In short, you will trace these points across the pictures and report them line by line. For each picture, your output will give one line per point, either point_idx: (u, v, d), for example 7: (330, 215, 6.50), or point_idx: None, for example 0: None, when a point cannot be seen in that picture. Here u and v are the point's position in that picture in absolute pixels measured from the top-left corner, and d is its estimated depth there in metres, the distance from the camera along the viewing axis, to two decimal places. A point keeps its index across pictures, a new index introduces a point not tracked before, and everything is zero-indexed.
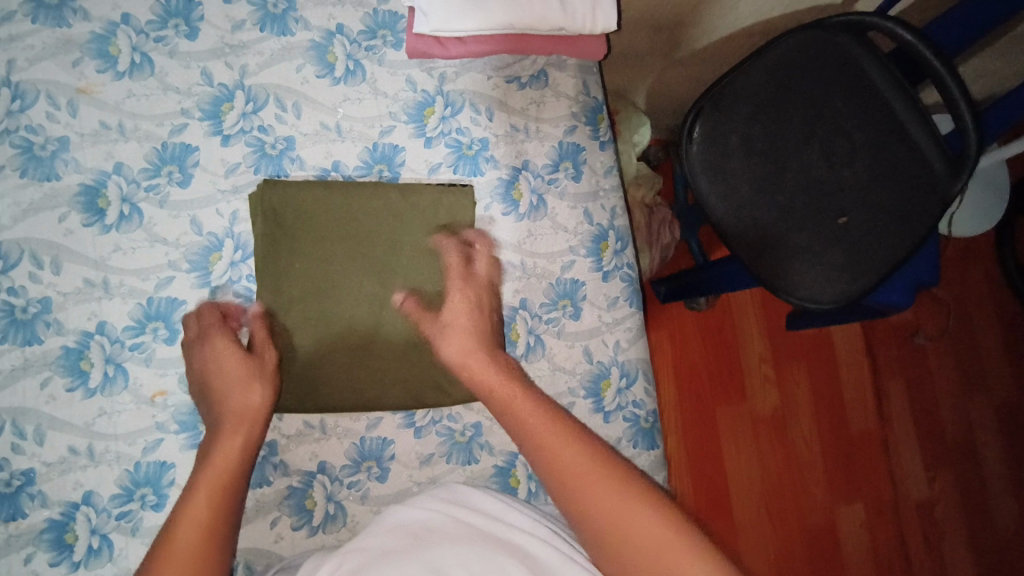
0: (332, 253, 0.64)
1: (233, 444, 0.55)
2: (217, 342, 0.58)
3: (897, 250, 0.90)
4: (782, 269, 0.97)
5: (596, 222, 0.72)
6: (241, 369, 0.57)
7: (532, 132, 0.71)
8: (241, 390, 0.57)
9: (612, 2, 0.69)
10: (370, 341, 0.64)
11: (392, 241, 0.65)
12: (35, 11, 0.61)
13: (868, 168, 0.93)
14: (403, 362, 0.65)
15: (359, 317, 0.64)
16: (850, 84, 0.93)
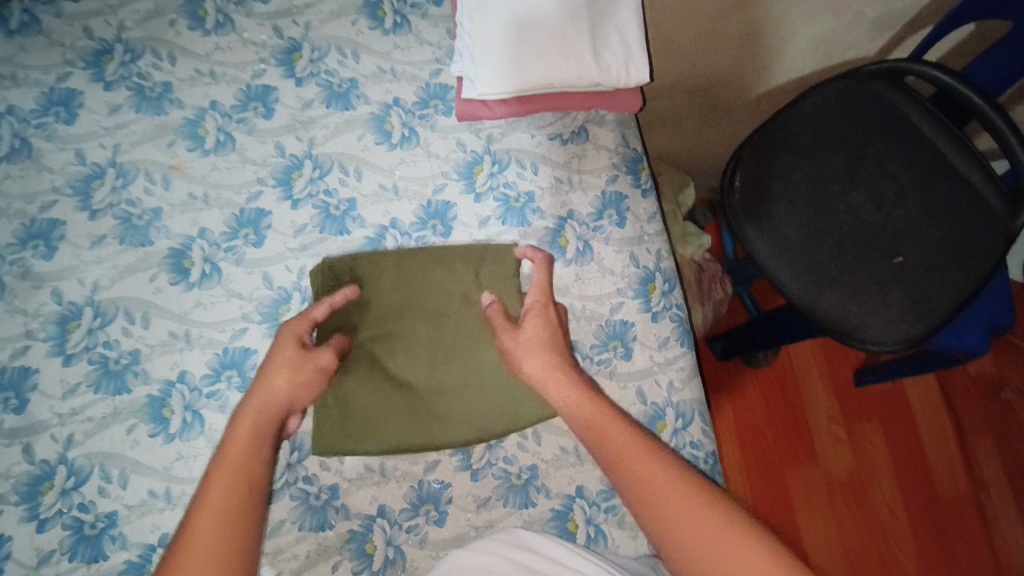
0: (388, 304, 0.69)
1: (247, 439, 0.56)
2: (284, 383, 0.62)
3: (962, 288, 0.88)
4: (839, 312, 0.95)
5: (643, 265, 0.74)
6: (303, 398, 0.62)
7: (575, 183, 0.75)
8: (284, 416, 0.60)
9: (645, 56, 0.73)
10: (423, 384, 0.68)
11: (446, 290, 0.70)
12: (139, 103, 0.70)
13: (919, 207, 0.93)
14: (457, 402, 0.68)
15: (413, 361, 0.68)
16: (890, 127, 0.95)
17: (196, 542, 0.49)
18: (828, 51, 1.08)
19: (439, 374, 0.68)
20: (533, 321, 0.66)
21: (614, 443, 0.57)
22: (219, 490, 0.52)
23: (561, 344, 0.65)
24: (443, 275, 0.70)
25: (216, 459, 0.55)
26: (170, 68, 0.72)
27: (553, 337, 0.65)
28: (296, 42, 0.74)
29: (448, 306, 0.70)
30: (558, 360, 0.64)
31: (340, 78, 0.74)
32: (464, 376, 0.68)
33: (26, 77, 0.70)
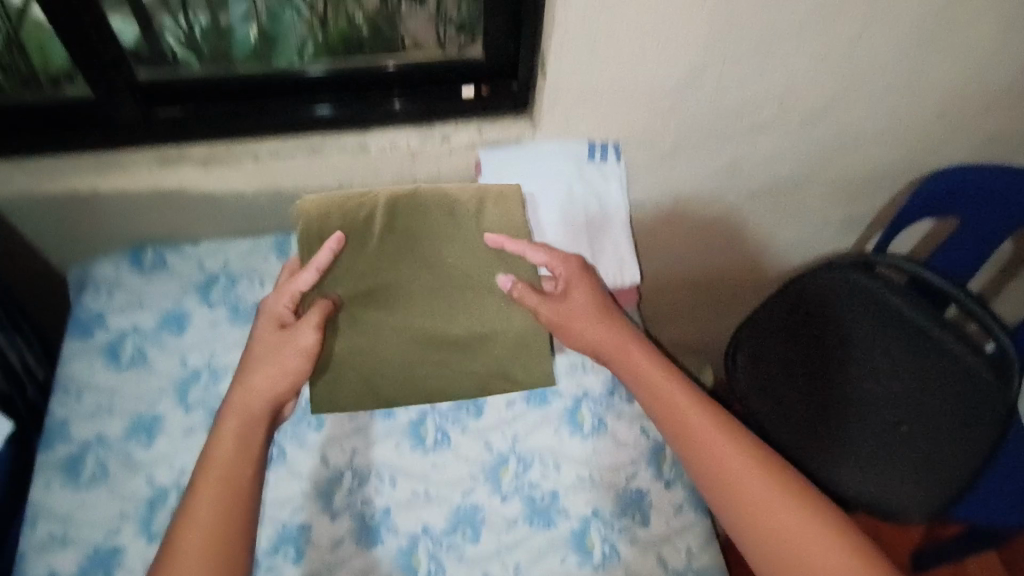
0: (380, 269, 0.79)
1: (228, 441, 0.65)
2: (284, 353, 0.72)
3: (969, 455, 0.95)
4: (861, 482, 0.99)
5: (653, 436, 0.81)
6: (289, 358, 0.72)
7: (588, 366, 0.84)
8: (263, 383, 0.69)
9: (635, 262, 0.95)
10: (410, 354, 0.81)
11: (445, 257, 0.81)
12: (233, 317, 0.88)
13: (913, 379, 1.02)
14: (443, 370, 0.81)
15: (401, 331, 0.81)
16: (873, 309, 1.06)
17: (185, 541, 0.58)
18: (809, 246, 1.24)
19: (439, 346, 0.81)
20: (575, 283, 0.79)
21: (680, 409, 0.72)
22: (204, 505, 0.61)
23: (601, 302, 0.79)
24: (441, 241, 0.80)
25: (200, 473, 0.63)
26: (260, 289, 0.91)
27: (602, 299, 0.79)
28: None
29: (452, 272, 0.81)
30: (608, 321, 0.78)
31: None
32: (459, 346, 0.81)
33: (149, 302, 0.89)
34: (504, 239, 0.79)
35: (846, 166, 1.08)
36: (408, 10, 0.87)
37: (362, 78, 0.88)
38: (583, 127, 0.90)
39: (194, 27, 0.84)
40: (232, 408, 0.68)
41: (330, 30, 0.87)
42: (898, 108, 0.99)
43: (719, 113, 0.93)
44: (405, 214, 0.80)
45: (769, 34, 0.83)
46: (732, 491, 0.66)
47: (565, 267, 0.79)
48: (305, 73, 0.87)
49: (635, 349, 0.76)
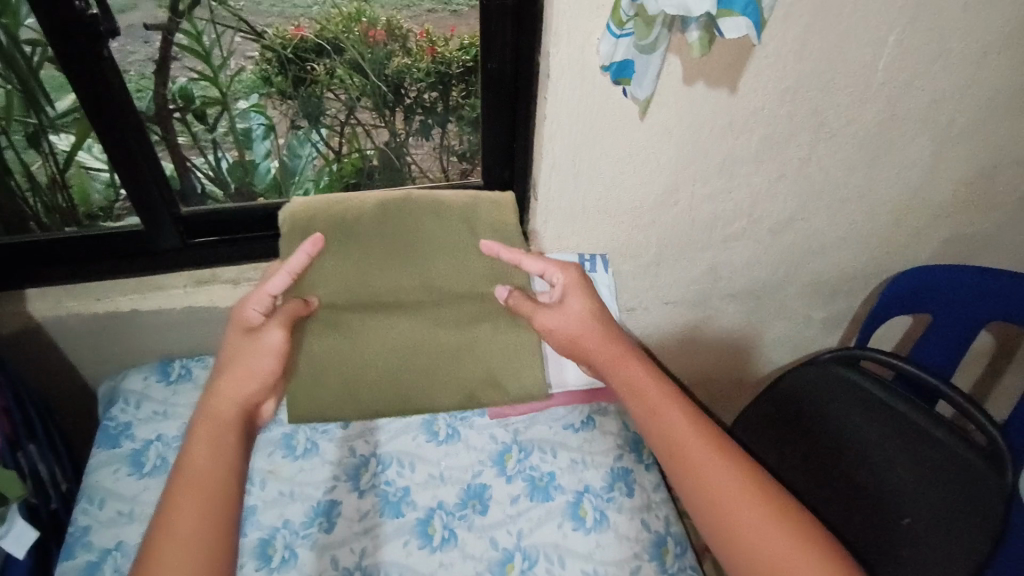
0: (369, 270, 0.83)
1: (199, 454, 0.63)
2: (258, 349, 0.73)
3: (972, 544, 0.93)
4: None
5: (654, 529, 0.83)
6: (261, 353, 0.73)
7: (587, 461, 0.90)
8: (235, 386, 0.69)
9: None
10: (395, 358, 0.87)
11: (435, 264, 0.85)
12: None
13: (909, 470, 1.03)
14: (428, 373, 0.89)
15: (388, 335, 0.86)
16: (860, 403, 1.11)
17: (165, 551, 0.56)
18: (795, 343, 1.32)
19: (423, 351, 0.88)
20: (573, 290, 0.82)
21: (679, 433, 0.70)
22: (178, 516, 0.58)
23: (596, 303, 0.82)
24: (428, 243, 0.84)
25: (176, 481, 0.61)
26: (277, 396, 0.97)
27: (599, 307, 0.82)
28: None
29: (439, 278, 0.86)
30: (603, 327, 0.80)
31: None
32: (444, 350, 0.88)
33: (174, 411, 0.95)
34: (496, 247, 0.82)
35: (816, 269, 1.18)
36: (414, 143, 1.02)
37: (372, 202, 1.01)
38: (573, 241, 1.01)
39: (221, 162, 0.98)
40: (207, 414, 0.67)
41: (344, 160, 1.02)
42: (856, 218, 1.10)
43: (695, 226, 1.04)
44: (393, 218, 0.82)
45: (729, 159, 0.96)
46: (731, 518, 0.64)
47: (559, 272, 0.83)
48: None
49: (629, 361, 0.78)
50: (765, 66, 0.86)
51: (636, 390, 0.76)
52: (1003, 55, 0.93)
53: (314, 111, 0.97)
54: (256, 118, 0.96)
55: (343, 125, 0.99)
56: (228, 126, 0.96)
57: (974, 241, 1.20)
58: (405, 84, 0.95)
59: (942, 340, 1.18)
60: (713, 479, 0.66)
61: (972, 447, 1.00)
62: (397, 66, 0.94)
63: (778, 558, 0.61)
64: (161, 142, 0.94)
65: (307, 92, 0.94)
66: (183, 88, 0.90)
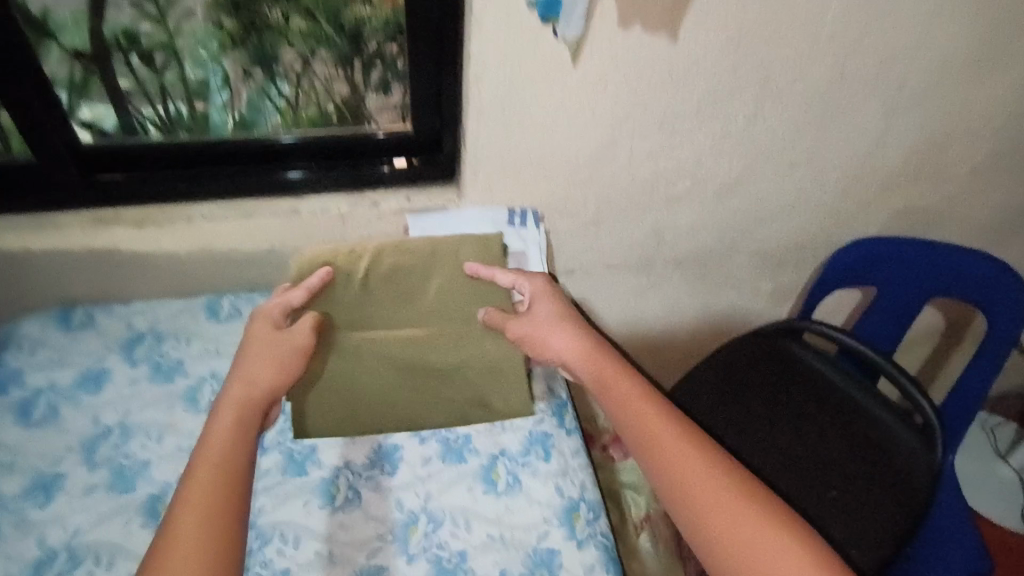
0: (368, 302, 0.87)
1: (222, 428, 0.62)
2: (284, 340, 0.77)
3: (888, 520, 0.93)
4: None
5: (567, 494, 0.79)
6: (288, 347, 0.76)
7: (506, 425, 0.86)
8: (274, 372, 0.73)
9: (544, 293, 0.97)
10: (391, 378, 0.86)
11: (423, 287, 0.89)
12: (154, 375, 0.88)
13: (840, 445, 1.02)
14: (420, 393, 0.86)
15: (381, 358, 0.86)
16: (801, 377, 1.10)
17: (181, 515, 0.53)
18: (740, 317, 1.29)
19: (420, 372, 0.87)
20: (540, 297, 0.87)
21: (645, 420, 0.68)
22: (196, 482, 0.56)
23: (565, 309, 0.85)
24: (422, 278, 0.89)
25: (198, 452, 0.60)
26: (185, 348, 0.92)
27: (571, 320, 0.83)
28: None
29: (431, 304, 0.88)
30: (581, 338, 0.81)
31: None
32: (438, 372, 0.87)
33: (71, 361, 0.89)
34: (480, 268, 0.89)
35: (761, 238, 1.16)
36: (371, 99, 0.95)
37: (329, 148, 0.94)
38: (505, 194, 0.96)
39: (170, 111, 0.92)
40: (230, 399, 0.67)
41: (300, 116, 0.95)
42: (804, 183, 1.08)
43: (635, 184, 1.00)
44: (389, 257, 0.89)
45: (669, 114, 0.92)
46: (690, 493, 0.60)
47: (533, 284, 0.88)
48: (280, 139, 0.93)
49: (620, 375, 0.74)
50: (704, 11, 0.82)
51: (625, 401, 0.71)
52: (952, 18, 0.92)
53: (267, 59, 0.91)
54: (212, 68, 0.91)
55: (299, 76, 0.93)
56: (180, 75, 0.90)
57: (923, 216, 1.18)
58: (364, 35, 0.90)
59: (885, 314, 1.18)
60: (675, 457, 0.64)
61: (916, 434, 0.97)
62: (354, 15, 0.88)
63: (775, 569, 0.54)
64: (100, 85, 0.88)
65: (260, 38, 0.89)
66: (127, 28, 0.86)
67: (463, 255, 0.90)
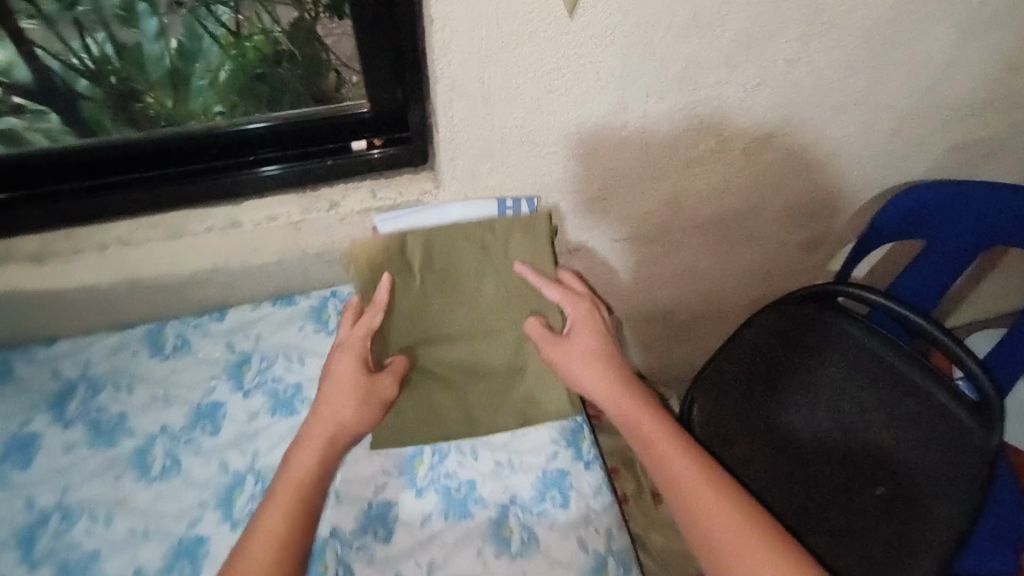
0: (427, 308, 0.78)
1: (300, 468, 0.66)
2: (360, 385, 0.71)
3: (953, 514, 0.84)
4: (826, 558, 0.89)
5: (591, 549, 0.70)
6: (361, 391, 0.71)
7: (515, 464, 0.76)
8: (351, 413, 0.70)
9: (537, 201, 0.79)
10: (451, 388, 0.79)
11: (481, 289, 0.79)
12: (93, 438, 0.74)
13: (885, 427, 0.92)
14: (481, 397, 0.79)
15: (433, 365, 0.79)
16: (839, 351, 0.96)
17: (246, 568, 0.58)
18: (763, 270, 1.15)
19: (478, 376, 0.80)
20: (581, 326, 0.78)
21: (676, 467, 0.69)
22: (266, 531, 0.61)
23: (606, 342, 0.77)
24: (476, 277, 0.78)
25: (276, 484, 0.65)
26: (126, 397, 0.77)
27: (605, 353, 0.77)
28: (247, 355, 0.81)
29: (487, 307, 0.79)
30: (613, 374, 0.76)
31: (287, 384, 0.80)
32: (496, 375, 0.80)
33: None
34: (530, 272, 0.77)
35: (795, 191, 0.99)
36: (326, 25, 0.69)
37: (295, 132, 0.74)
38: (492, 179, 0.78)
39: (97, 50, 0.71)
40: (314, 429, 0.68)
41: (245, 46, 0.72)
42: (850, 128, 0.90)
43: (649, 150, 0.82)
44: (441, 249, 0.76)
45: (693, 65, 0.72)
46: (719, 542, 0.64)
47: (569, 304, 0.78)
48: (243, 127, 0.73)
49: (648, 414, 0.74)
50: None
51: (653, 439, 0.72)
52: None
53: None
54: None
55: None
56: (93, 3, 0.67)
57: (981, 149, 1.01)
58: None
59: (930, 270, 1.05)
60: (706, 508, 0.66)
61: (971, 410, 0.86)
62: None
63: None
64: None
65: None
66: None
67: (512, 252, 0.78)
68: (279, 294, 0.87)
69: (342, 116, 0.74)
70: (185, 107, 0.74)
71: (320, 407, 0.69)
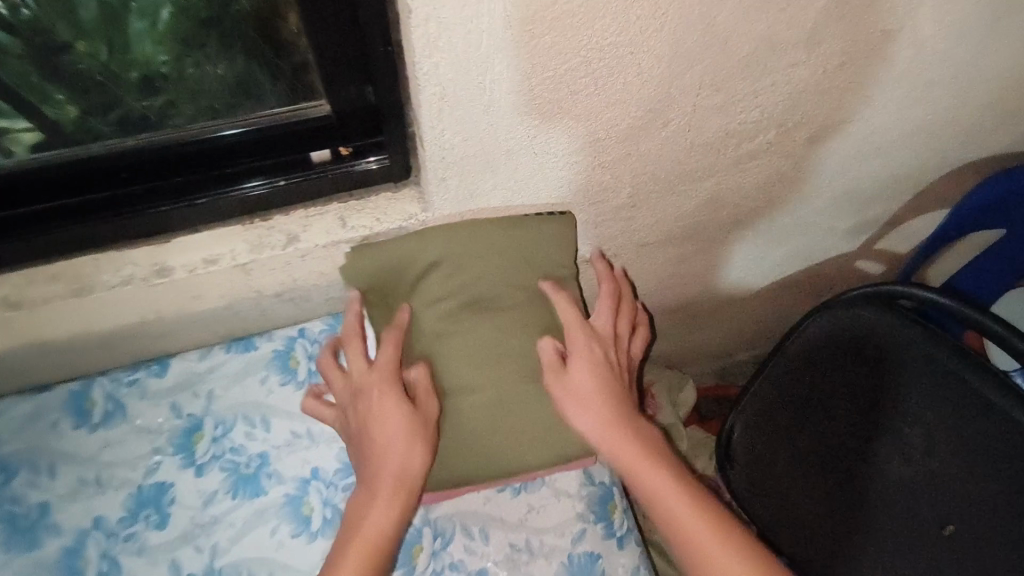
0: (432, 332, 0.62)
1: (379, 520, 0.56)
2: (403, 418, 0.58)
3: None
4: None
5: None
6: (412, 428, 0.58)
7: (534, 547, 0.64)
8: (410, 452, 0.58)
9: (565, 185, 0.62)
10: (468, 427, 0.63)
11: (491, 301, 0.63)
12: (8, 538, 0.60)
13: (956, 455, 0.71)
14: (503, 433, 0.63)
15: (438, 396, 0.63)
16: (895, 357, 0.76)
17: None
18: (803, 257, 1.00)
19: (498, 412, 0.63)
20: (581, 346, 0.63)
21: (655, 486, 0.59)
22: None
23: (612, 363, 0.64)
24: (496, 291, 0.63)
25: (350, 532, 0.56)
26: (46, 482, 0.62)
27: (607, 389, 0.62)
28: (197, 420, 0.65)
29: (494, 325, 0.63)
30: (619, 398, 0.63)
31: (248, 455, 0.65)
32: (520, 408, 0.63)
33: None
34: (552, 284, 0.64)
35: (856, 176, 0.82)
36: None
37: (272, 142, 0.56)
38: (494, 198, 0.60)
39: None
40: (393, 469, 0.57)
41: None
42: (936, 106, 0.72)
43: (694, 149, 0.64)
44: (462, 257, 0.61)
45: (763, 46, 0.54)
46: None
47: (577, 328, 0.63)
48: (215, 134, 0.55)
49: (646, 464, 0.60)
50: None
51: (656, 494, 0.59)
52: None
53: None
54: None
55: None
56: None
57: None
58: None
59: (1000, 259, 0.92)
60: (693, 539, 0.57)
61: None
62: None
63: None
64: None
65: None
66: None
67: (544, 256, 0.64)
68: (234, 333, 0.70)
69: (309, 119, 0.55)
70: (123, 56, 0.52)
71: (378, 446, 0.58)
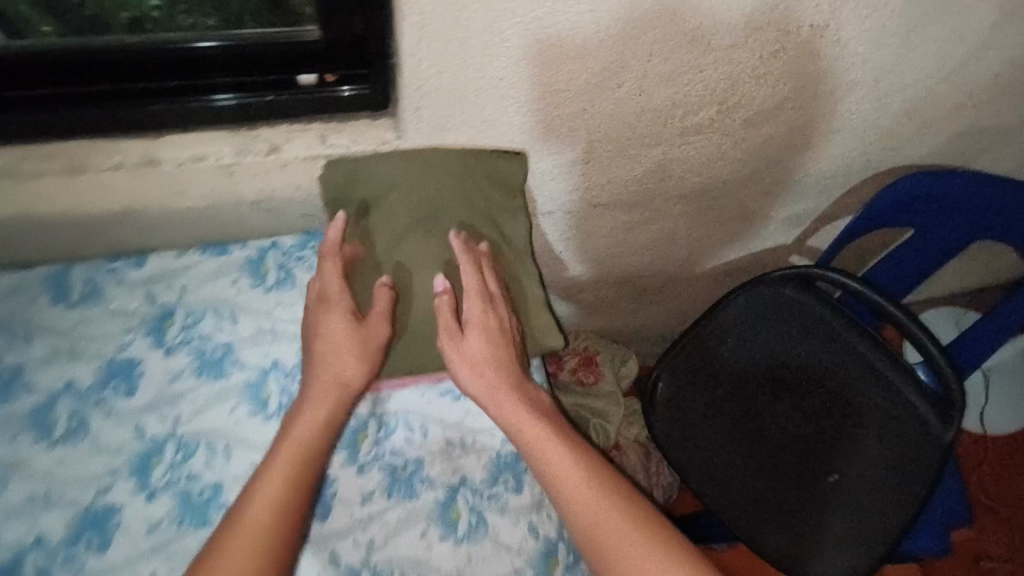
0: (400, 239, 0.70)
1: (313, 423, 0.63)
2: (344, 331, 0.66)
3: (898, 500, 0.80)
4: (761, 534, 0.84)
5: (543, 536, 0.67)
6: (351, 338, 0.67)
7: (467, 444, 0.71)
8: (344, 358, 0.66)
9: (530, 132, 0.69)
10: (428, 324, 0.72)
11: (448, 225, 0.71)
12: None
13: (851, 416, 0.84)
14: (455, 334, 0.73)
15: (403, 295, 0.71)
16: (808, 326, 0.87)
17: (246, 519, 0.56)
18: (744, 243, 1.09)
19: None
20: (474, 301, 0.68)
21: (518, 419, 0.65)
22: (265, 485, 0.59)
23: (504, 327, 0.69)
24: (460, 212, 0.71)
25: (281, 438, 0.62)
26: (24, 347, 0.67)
27: (500, 357, 0.67)
28: (170, 307, 0.70)
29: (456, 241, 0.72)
30: (504, 358, 0.67)
31: (214, 344, 0.69)
32: None
33: None
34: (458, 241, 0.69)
35: (789, 168, 0.92)
36: None
37: (243, 59, 0.61)
38: (460, 134, 0.67)
39: None
40: (330, 377, 0.65)
41: None
42: (855, 109, 0.82)
43: (643, 113, 0.72)
44: (428, 177, 0.68)
45: (706, 21, 0.62)
46: (568, 496, 0.61)
47: (473, 295, 0.68)
48: (192, 45, 0.60)
49: (513, 395, 0.66)
50: None
51: (512, 415, 0.65)
52: None
53: None
54: None
55: None
56: None
57: (985, 135, 0.96)
58: None
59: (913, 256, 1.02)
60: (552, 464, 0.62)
61: (916, 385, 0.82)
62: None
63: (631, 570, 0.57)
64: None
65: None
66: None
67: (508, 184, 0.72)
68: (209, 241, 0.76)
69: (287, 41, 0.61)
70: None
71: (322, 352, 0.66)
